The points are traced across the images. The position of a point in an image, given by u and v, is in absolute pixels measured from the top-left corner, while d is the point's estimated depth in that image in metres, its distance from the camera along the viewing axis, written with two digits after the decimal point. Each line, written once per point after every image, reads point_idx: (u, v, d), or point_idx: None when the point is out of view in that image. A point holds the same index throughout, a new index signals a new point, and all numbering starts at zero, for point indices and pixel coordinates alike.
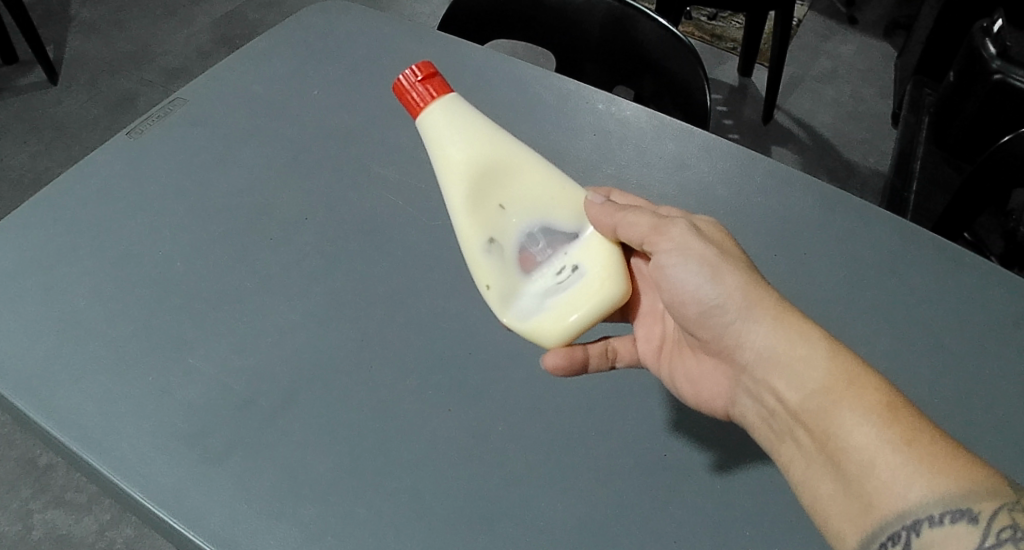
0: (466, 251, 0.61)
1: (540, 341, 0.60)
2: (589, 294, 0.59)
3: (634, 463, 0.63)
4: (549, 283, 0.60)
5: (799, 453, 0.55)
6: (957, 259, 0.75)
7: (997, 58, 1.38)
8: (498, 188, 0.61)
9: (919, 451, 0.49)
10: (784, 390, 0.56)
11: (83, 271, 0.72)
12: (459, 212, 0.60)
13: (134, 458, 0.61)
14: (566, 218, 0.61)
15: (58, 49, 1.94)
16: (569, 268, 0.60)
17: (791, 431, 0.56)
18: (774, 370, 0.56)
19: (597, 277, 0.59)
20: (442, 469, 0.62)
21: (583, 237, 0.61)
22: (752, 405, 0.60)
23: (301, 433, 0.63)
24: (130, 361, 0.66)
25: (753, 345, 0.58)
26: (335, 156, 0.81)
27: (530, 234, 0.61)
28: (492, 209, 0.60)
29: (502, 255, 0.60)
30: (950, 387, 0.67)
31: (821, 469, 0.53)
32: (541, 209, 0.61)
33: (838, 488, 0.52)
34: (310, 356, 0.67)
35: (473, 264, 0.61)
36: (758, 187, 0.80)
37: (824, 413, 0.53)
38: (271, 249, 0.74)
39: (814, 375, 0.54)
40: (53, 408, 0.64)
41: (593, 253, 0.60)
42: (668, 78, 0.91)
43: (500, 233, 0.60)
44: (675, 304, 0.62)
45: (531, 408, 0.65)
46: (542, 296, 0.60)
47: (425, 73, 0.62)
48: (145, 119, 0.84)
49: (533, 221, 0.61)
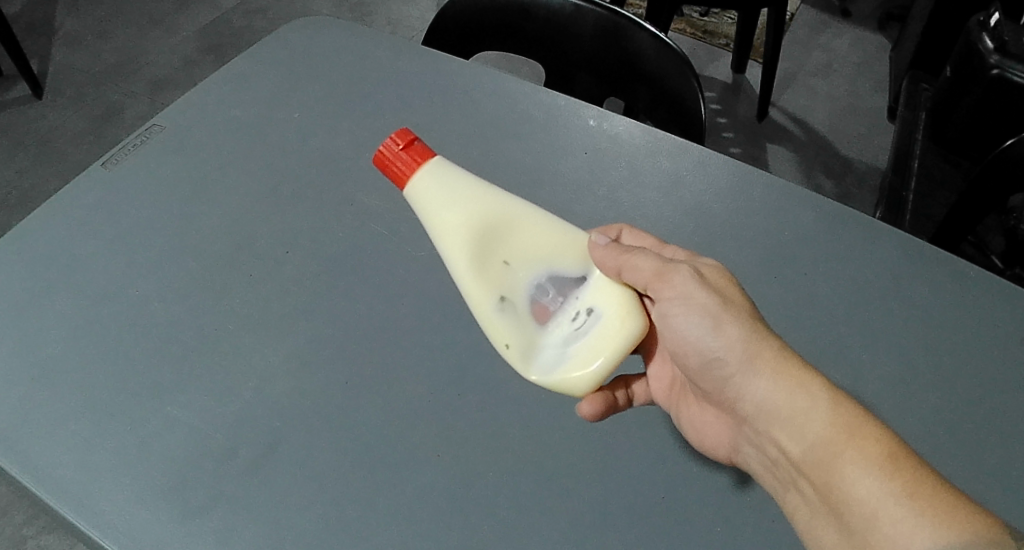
0: (480, 313, 0.58)
1: (570, 390, 0.57)
2: (610, 336, 0.56)
3: (629, 508, 0.60)
4: (567, 331, 0.58)
5: (803, 503, 0.55)
6: (963, 274, 0.72)
7: (996, 52, 1.34)
8: (499, 244, 0.59)
9: (922, 502, 0.48)
10: (786, 443, 0.55)
11: (58, 315, 0.69)
12: (466, 274, 0.58)
13: (114, 514, 0.59)
14: (574, 263, 0.59)
15: (42, 62, 1.91)
16: (584, 312, 0.58)
17: (794, 482, 0.55)
18: (776, 423, 0.56)
19: (615, 317, 0.57)
20: (428, 517, 0.59)
21: (592, 280, 0.59)
22: (755, 454, 0.59)
23: (283, 484, 0.60)
24: (107, 411, 0.64)
25: (753, 397, 0.57)
26: (318, 184, 0.79)
27: (540, 282, 0.59)
28: (498, 262, 0.59)
29: (515, 310, 0.58)
30: (958, 413, 0.64)
31: (825, 519, 0.53)
32: (546, 257, 0.59)
33: (843, 539, 0.52)
34: (293, 401, 0.64)
35: (489, 325, 0.59)
36: (755, 206, 0.77)
37: (827, 466, 0.52)
38: (251, 286, 0.71)
39: (814, 428, 0.53)
40: (27, 461, 0.61)
41: (606, 293, 0.58)
42: (662, 88, 0.89)
43: (510, 289, 0.58)
44: (679, 353, 0.62)
45: (524, 448, 0.62)
46: (563, 345, 0.57)
47: (405, 141, 0.61)
48: (120, 150, 0.82)
49: (539, 272, 0.59)
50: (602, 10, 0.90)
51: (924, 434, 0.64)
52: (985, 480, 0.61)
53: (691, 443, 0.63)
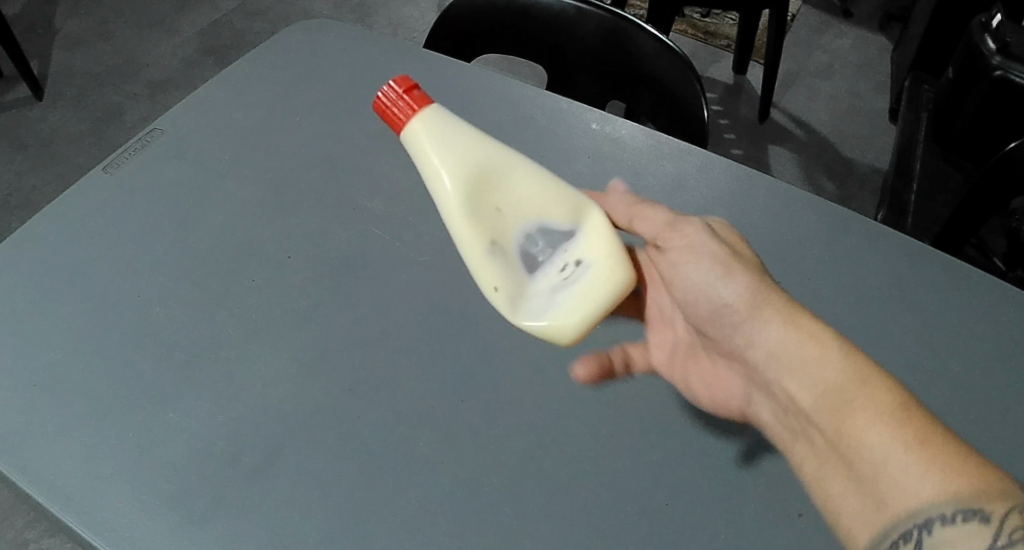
0: (472, 261, 0.61)
1: (551, 336, 0.59)
2: (597, 287, 0.58)
3: (634, 513, 0.60)
4: (555, 281, 0.59)
5: (811, 451, 0.55)
6: (968, 277, 0.72)
7: (998, 54, 1.34)
8: (493, 194, 0.61)
9: (932, 452, 0.48)
10: (796, 391, 0.56)
11: (59, 322, 0.69)
12: (460, 218, 0.60)
13: (116, 521, 0.58)
14: (563, 216, 0.61)
15: (43, 64, 1.91)
16: (573, 264, 0.59)
17: (805, 430, 0.56)
18: (786, 370, 0.57)
19: (603, 268, 0.58)
20: (432, 524, 0.59)
21: (581, 232, 0.60)
22: (769, 405, 0.60)
23: (286, 491, 0.60)
24: (109, 417, 0.63)
25: (762, 343, 0.58)
26: (320, 188, 0.79)
27: (529, 233, 0.61)
28: (490, 211, 0.61)
29: (504, 256, 0.60)
30: (966, 418, 0.64)
31: (832, 465, 0.53)
32: (539, 210, 0.61)
33: (850, 485, 0.52)
34: (295, 407, 0.64)
35: (480, 273, 0.61)
36: (758, 209, 0.77)
37: (836, 413, 0.53)
38: (253, 290, 0.71)
39: (828, 372, 0.54)
40: (29, 468, 0.61)
41: (591, 241, 0.59)
42: (664, 90, 0.89)
43: (501, 236, 0.60)
44: (690, 303, 0.65)
45: (528, 454, 0.62)
46: (551, 293, 0.59)
47: (404, 87, 0.62)
48: (121, 154, 0.81)
49: (529, 222, 0.61)
50: (604, 12, 0.90)
51: None
52: None
53: (697, 448, 0.62)
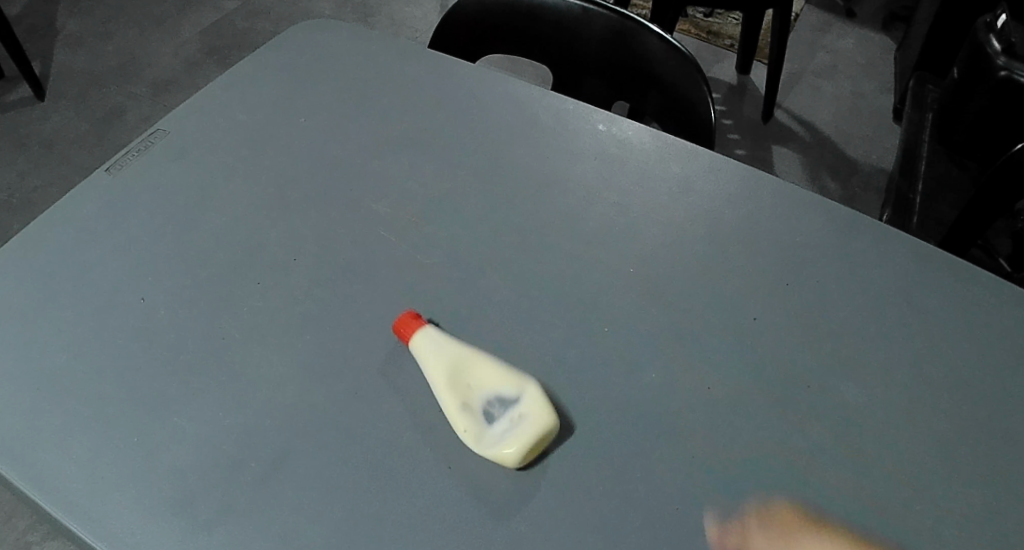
0: (441, 391, 0.63)
1: (500, 459, 0.60)
2: (532, 432, 0.60)
3: (642, 515, 0.58)
4: (504, 426, 0.61)
5: (845, 469, 0.61)
6: (978, 279, 0.71)
7: (1002, 54, 1.33)
8: (469, 386, 0.64)
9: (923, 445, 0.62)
10: (823, 415, 0.63)
11: (64, 324, 0.69)
12: (436, 374, 0.64)
13: (120, 525, 0.58)
14: (508, 396, 0.63)
15: (45, 64, 1.91)
16: (518, 416, 0.62)
17: (838, 451, 0.62)
18: (820, 397, 0.64)
19: (541, 422, 0.61)
20: (438, 528, 0.58)
21: (524, 403, 0.62)
22: (802, 423, 0.63)
23: (291, 495, 0.59)
24: (114, 420, 0.63)
25: (792, 373, 0.66)
26: (325, 190, 0.78)
27: (493, 408, 0.63)
28: (464, 390, 0.63)
29: (471, 416, 0.62)
30: (980, 421, 0.63)
31: (863, 477, 0.60)
32: (504, 391, 0.63)
33: (888, 495, 0.59)
34: (300, 410, 0.63)
35: (449, 409, 0.62)
36: (766, 211, 0.77)
37: (862, 427, 0.63)
38: (258, 293, 0.71)
39: (848, 389, 0.65)
40: (32, 472, 0.60)
41: (544, 412, 0.61)
42: (670, 92, 0.88)
43: (466, 398, 0.63)
44: (718, 332, 0.68)
45: (537, 457, 0.61)
46: (502, 432, 0.61)
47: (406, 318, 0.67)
48: (126, 156, 0.81)
49: (487, 400, 0.63)
50: (611, 13, 0.90)
51: (944, 441, 0.62)
52: (1011, 489, 0.60)
53: (706, 450, 0.61)
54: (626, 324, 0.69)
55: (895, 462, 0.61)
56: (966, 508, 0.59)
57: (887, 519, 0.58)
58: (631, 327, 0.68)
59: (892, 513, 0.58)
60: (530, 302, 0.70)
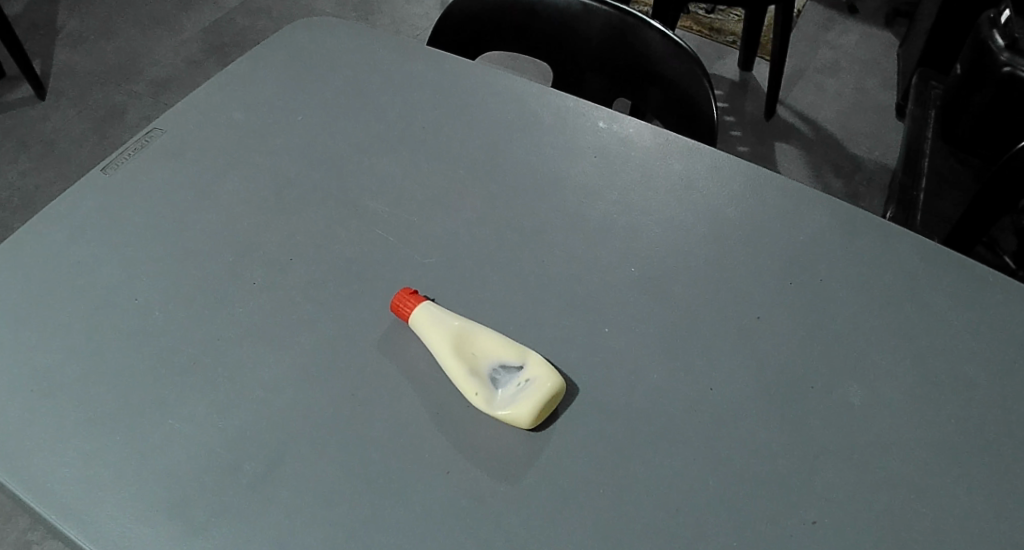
0: (445, 361, 0.64)
1: (514, 422, 0.61)
2: (542, 394, 0.61)
3: (645, 519, 0.57)
4: (510, 391, 0.62)
5: (850, 471, 0.60)
6: (983, 278, 0.71)
7: (1006, 50, 1.32)
8: (473, 355, 0.64)
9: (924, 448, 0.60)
10: (824, 416, 0.62)
11: (59, 326, 0.68)
12: (439, 347, 0.65)
13: (116, 530, 0.57)
14: (511, 360, 0.64)
15: (45, 63, 1.90)
16: (523, 380, 0.63)
17: (843, 453, 0.61)
18: (822, 399, 0.63)
19: (547, 382, 0.62)
20: (436, 531, 0.57)
21: (528, 365, 0.63)
22: (805, 423, 0.62)
23: (287, 498, 0.59)
24: (109, 423, 0.62)
25: (795, 374, 0.65)
26: (322, 189, 0.78)
27: (499, 375, 0.64)
28: (468, 362, 0.64)
29: (478, 386, 0.63)
30: (984, 423, 0.62)
31: (868, 480, 0.59)
32: (506, 357, 0.64)
33: (892, 499, 0.58)
34: (296, 412, 0.63)
35: (457, 379, 0.63)
36: (768, 209, 0.76)
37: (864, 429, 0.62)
38: (254, 293, 0.70)
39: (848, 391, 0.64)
40: (27, 476, 0.60)
41: (548, 374, 0.62)
42: (672, 89, 0.88)
43: (471, 367, 0.64)
44: (721, 333, 0.67)
45: (544, 423, 0.62)
46: (509, 398, 0.62)
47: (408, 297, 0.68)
48: (121, 155, 0.81)
49: (490, 368, 0.64)
50: (612, 9, 0.90)
51: (949, 442, 0.61)
52: (1015, 493, 0.59)
53: (709, 452, 0.61)
54: (628, 324, 0.68)
55: (899, 464, 0.60)
56: (971, 511, 0.58)
57: (891, 521, 0.57)
58: (633, 327, 0.68)
59: (896, 516, 0.58)
60: (529, 301, 0.69)
